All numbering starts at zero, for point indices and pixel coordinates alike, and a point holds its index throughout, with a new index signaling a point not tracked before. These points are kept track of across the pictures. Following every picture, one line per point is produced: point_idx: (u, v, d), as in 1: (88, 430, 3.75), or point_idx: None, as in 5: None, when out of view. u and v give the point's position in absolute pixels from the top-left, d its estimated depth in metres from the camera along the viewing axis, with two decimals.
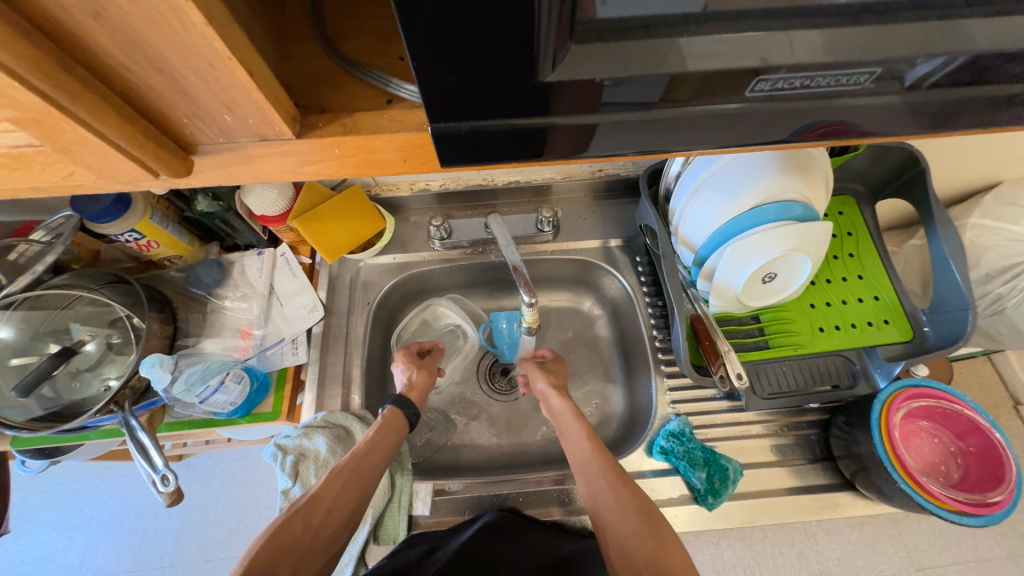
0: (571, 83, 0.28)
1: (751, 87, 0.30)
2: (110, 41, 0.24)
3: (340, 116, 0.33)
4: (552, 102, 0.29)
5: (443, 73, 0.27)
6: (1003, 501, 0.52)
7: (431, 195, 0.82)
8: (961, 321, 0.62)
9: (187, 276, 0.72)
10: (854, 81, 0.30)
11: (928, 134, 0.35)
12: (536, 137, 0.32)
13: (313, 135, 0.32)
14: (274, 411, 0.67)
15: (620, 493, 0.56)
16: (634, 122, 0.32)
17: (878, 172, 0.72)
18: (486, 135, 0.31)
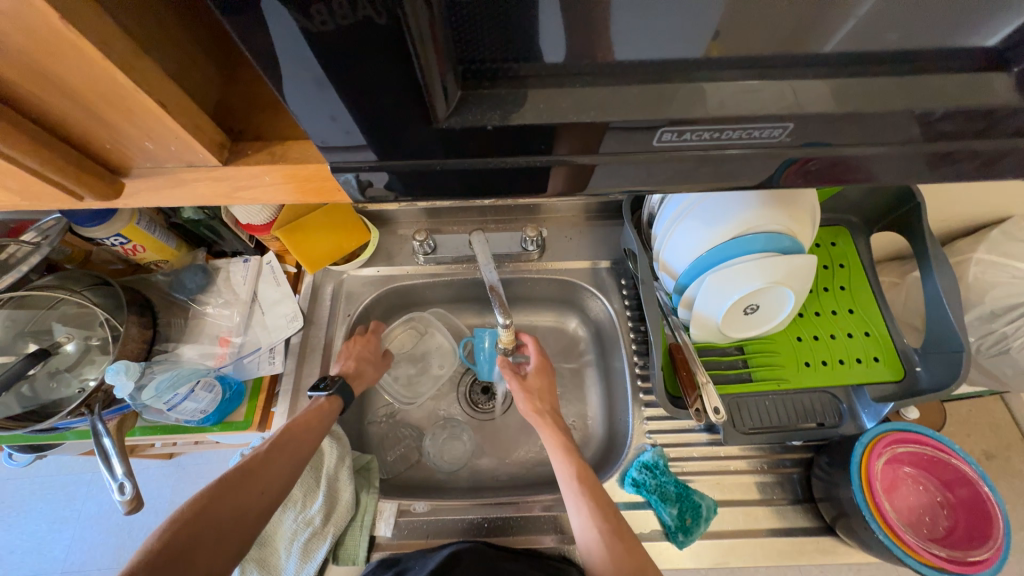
0: (464, 121, 0.29)
1: (658, 138, 0.30)
2: (17, 71, 0.25)
3: (270, 144, 0.33)
4: (447, 144, 0.30)
5: (345, 112, 0.28)
6: (990, 559, 0.49)
7: (418, 210, 0.82)
8: (955, 363, 0.59)
9: (172, 282, 0.73)
10: (775, 133, 0.30)
11: (891, 176, 0.34)
12: (441, 179, 0.33)
13: (240, 161, 0.33)
14: (246, 420, 0.67)
15: (610, 534, 0.53)
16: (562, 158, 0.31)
17: (872, 204, 0.70)
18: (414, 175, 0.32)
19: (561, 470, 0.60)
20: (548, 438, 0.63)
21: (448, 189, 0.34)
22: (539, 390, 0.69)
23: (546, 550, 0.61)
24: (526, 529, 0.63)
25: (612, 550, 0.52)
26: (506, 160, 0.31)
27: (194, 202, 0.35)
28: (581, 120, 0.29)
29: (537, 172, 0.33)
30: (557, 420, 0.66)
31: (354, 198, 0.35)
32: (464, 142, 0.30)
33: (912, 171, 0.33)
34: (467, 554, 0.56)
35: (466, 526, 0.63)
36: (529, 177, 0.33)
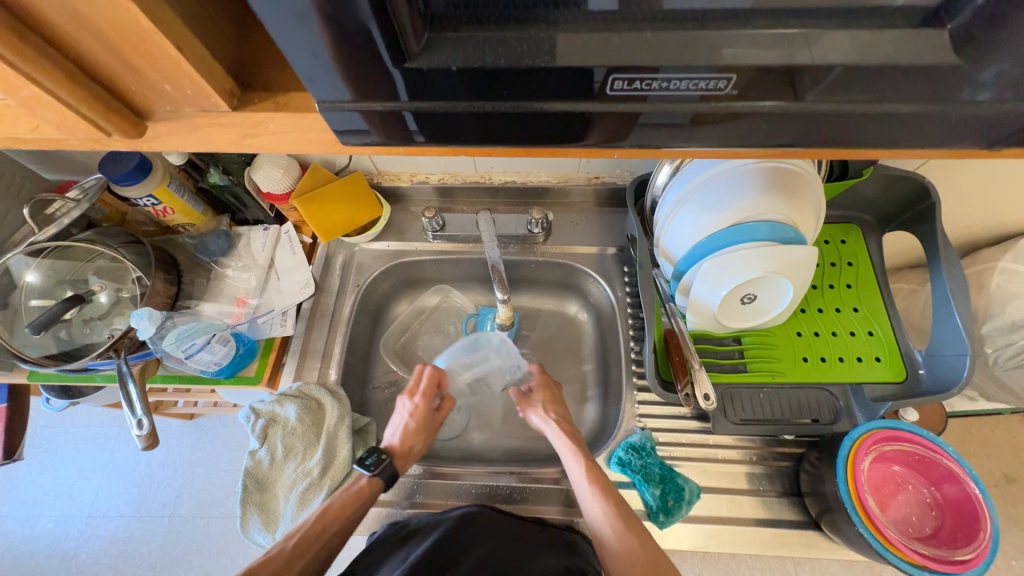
0: (433, 66, 0.28)
1: (608, 86, 0.29)
2: (56, 10, 0.28)
3: (275, 94, 0.36)
4: (422, 89, 0.29)
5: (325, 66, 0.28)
6: (971, 561, 0.49)
7: (430, 188, 0.84)
8: (958, 367, 0.58)
9: (197, 244, 0.78)
10: (721, 84, 0.29)
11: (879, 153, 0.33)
12: (423, 123, 0.32)
13: (247, 109, 0.35)
14: (256, 375, 0.71)
15: (631, 538, 0.54)
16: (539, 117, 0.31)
17: (888, 201, 0.68)
18: (391, 125, 0.32)
19: (577, 476, 0.60)
20: (560, 441, 0.63)
21: (433, 135, 0.33)
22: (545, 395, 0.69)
23: (552, 520, 0.63)
24: (514, 498, 0.65)
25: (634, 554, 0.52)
26: (478, 107, 0.30)
27: (207, 148, 0.38)
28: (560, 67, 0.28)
29: (523, 128, 0.32)
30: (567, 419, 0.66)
31: (343, 140, 0.33)
32: (439, 87, 0.29)
33: (903, 145, 0.32)
34: (480, 517, 0.59)
35: (458, 489, 0.66)
36: (522, 134, 0.33)
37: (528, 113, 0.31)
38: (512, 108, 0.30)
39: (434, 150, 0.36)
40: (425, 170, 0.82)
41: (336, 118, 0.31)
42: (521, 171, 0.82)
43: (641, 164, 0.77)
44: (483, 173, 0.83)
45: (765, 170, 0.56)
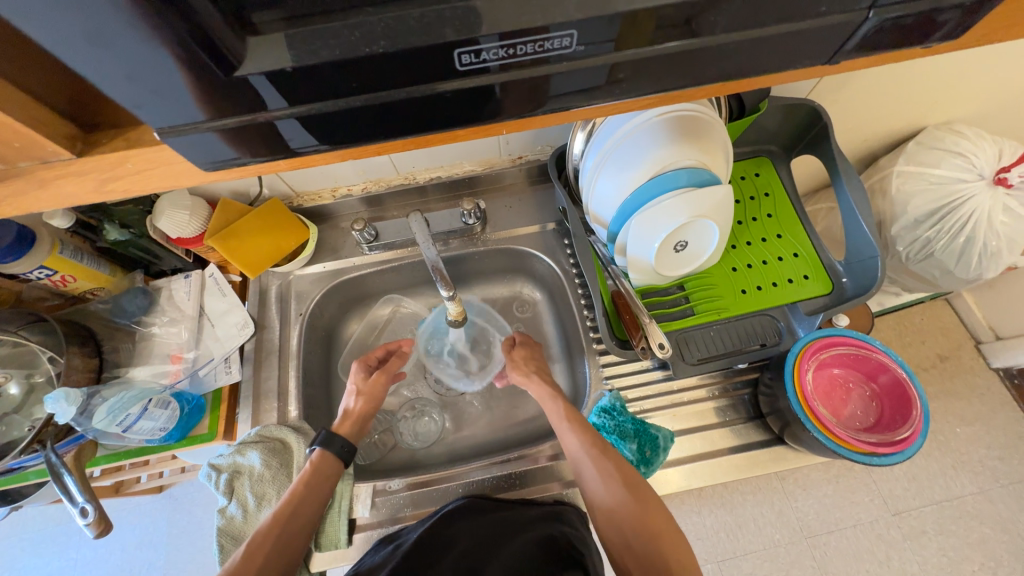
0: (267, 69, 0.25)
1: (456, 62, 0.27)
2: None
3: (124, 131, 0.32)
4: (275, 95, 0.27)
5: (145, 91, 0.25)
6: (911, 438, 0.54)
7: (355, 200, 0.82)
8: (872, 268, 0.63)
9: (112, 308, 0.71)
10: (563, 42, 0.27)
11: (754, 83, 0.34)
12: (296, 129, 0.29)
13: (96, 153, 0.32)
14: (210, 431, 0.67)
15: (610, 473, 0.55)
16: (409, 106, 0.29)
17: (788, 130, 0.72)
18: (247, 136, 0.29)
19: (556, 418, 0.62)
20: (538, 389, 0.66)
21: (321, 140, 0.31)
22: (534, 364, 0.70)
23: (543, 498, 0.64)
24: (503, 486, 0.66)
25: (612, 484, 0.54)
26: (335, 105, 0.28)
27: (66, 203, 0.34)
28: (409, 47, 0.26)
29: (419, 117, 0.30)
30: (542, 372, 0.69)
31: (202, 167, 0.31)
32: (304, 86, 0.27)
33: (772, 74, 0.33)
34: (471, 511, 0.60)
35: (446, 492, 0.66)
36: (411, 126, 0.31)
37: (432, 94, 0.28)
38: (415, 93, 0.28)
39: (325, 157, 0.34)
40: (345, 182, 0.79)
41: (180, 144, 0.29)
42: (444, 165, 0.80)
43: (559, 135, 0.77)
44: (406, 175, 0.80)
45: (670, 120, 0.58)
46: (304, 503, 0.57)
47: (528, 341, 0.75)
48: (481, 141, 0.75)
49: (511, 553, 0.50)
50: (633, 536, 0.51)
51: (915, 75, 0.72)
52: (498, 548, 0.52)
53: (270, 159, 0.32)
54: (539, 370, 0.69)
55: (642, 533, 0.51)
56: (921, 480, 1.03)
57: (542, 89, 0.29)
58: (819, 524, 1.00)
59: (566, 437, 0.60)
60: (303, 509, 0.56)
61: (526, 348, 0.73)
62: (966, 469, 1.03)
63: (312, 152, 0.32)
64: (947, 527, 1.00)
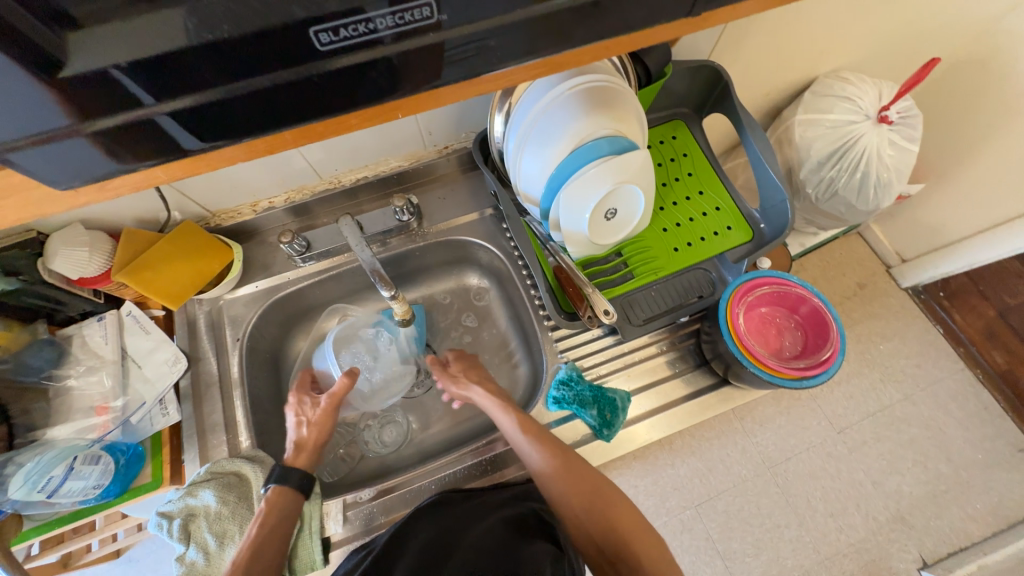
0: (98, 68, 0.24)
1: (316, 41, 0.26)
2: None
3: None
4: (147, 90, 0.26)
5: None
6: (831, 357, 0.60)
7: (280, 212, 0.78)
8: (784, 211, 0.68)
9: (15, 366, 0.62)
10: (423, 12, 0.26)
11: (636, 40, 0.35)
12: (181, 128, 0.28)
13: None
14: (155, 479, 0.63)
15: (568, 474, 0.57)
16: (275, 93, 0.28)
17: (695, 91, 0.76)
18: (100, 145, 0.27)
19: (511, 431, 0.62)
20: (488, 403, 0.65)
21: (211, 138, 0.29)
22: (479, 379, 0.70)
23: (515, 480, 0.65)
24: (476, 473, 0.66)
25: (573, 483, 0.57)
26: (193, 101, 0.27)
27: None
28: (258, 31, 0.25)
29: (309, 102, 0.29)
30: (489, 383, 0.68)
31: (60, 187, 0.29)
32: (179, 76, 0.26)
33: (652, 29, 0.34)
34: (441, 504, 0.60)
35: (419, 492, 0.65)
36: (289, 115, 0.29)
37: (322, 74, 0.28)
38: (302, 75, 0.27)
39: (235, 153, 0.32)
40: (265, 195, 0.75)
41: (43, 156, 0.27)
42: (370, 164, 0.78)
43: (481, 119, 0.77)
44: (330, 179, 0.77)
45: (580, 92, 0.59)
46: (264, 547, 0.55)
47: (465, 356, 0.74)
48: (401, 134, 0.73)
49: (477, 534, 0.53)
50: (596, 530, 0.55)
51: (798, 28, 0.77)
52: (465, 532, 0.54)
53: (138, 170, 0.30)
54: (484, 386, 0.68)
55: (605, 525, 0.55)
56: (857, 396, 1.14)
57: (427, 63, 0.29)
58: (778, 453, 1.09)
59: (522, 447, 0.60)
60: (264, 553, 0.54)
61: (463, 362, 0.72)
62: (892, 380, 1.16)
63: (203, 154, 0.31)
64: (883, 434, 1.12)
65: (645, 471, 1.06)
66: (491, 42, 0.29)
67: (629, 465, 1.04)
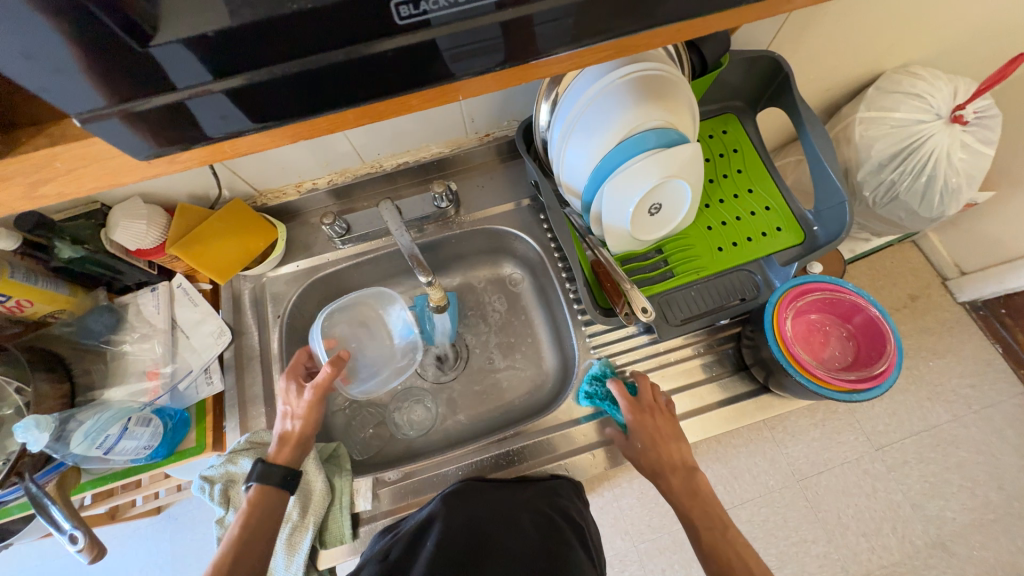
0: (185, 38, 0.24)
1: (396, 14, 0.26)
2: None
3: (49, 127, 0.30)
4: (205, 67, 0.25)
5: (51, 71, 0.23)
6: (886, 371, 0.56)
7: (323, 194, 0.79)
8: (841, 213, 0.64)
9: (77, 328, 0.68)
10: None
11: (714, 21, 0.33)
12: (228, 106, 0.28)
13: (19, 153, 0.29)
14: (199, 444, 0.66)
15: None
16: (349, 67, 0.28)
17: (751, 84, 0.72)
18: (178, 116, 0.28)
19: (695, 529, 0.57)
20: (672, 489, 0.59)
21: (256, 118, 0.29)
22: (662, 449, 0.60)
23: (538, 474, 0.65)
24: (500, 464, 0.67)
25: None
26: (271, 74, 0.27)
27: None
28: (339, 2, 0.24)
29: (360, 83, 0.29)
30: (682, 467, 0.60)
31: (136, 156, 0.29)
32: (232, 55, 0.25)
33: (731, 9, 0.32)
34: (466, 492, 0.60)
35: (446, 477, 0.66)
36: (357, 93, 0.29)
37: (368, 56, 0.27)
38: (349, 56, 0.27)
39: (277, 136, 0.32)
40: (309, 176, 0.76)
41: (119, 128, 0.27)
42: (411, 149, 0.78)
43: (525, 107, 0.76)
44: (372, 163, 0.78)
45: (634, 81, 0.57)
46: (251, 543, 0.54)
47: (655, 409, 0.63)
48: (444, 120, 0.73)
49: (510, 540, 0.55)
50: None
51: (870, 18, 0.72)
52: (496, 535, 0.55)
53: (210, 143, 0.30)
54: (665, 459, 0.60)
55: None
56: (900, 413, 1.08)
57: (478, 46, 0.29)
58: (810, 466, 1.05)
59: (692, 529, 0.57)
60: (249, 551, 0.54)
61: (663, 427, 0.62)
62: (941, 400, 1.09)
63: (267, 129, 0.31)
64: (928, 455, 1.05)
65: None
66: (550, 25, 0.29)
67: None
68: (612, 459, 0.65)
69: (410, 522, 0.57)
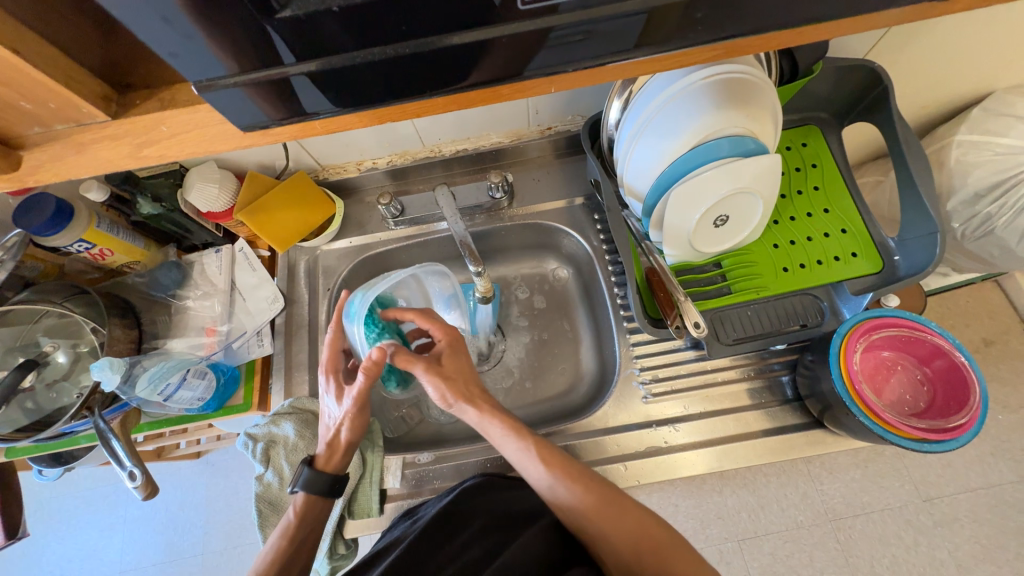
0: (308, 13, 0.24)
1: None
2: None
3: (158, 91, 0.31)
4: (297, 47, 0.26)
5: (179, 38, 0.24)
6: (967, 424, 0.52)
7: (380, 173, 0.80)
8: (931, 245, 0.58)
9: (148, 281, 0.73)
10: None
11: (834, 23, 0.31)
12: (319, 88, 0.28)
13: (129, 113, 0.31)
14: (245, 402, 0.69)
15: (604, 508, 0.51)
16: (457, 49, 0.27)
17: (843, 96, 0.67)
18: (283, 91, 0.28)
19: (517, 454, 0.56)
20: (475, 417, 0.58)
21: (346, 100, 0.30)
22: (466, 383, 0.60)
23: None
24: None
25: (618, 517, 0.50)
26: (379, 53, 0.27)
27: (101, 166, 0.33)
28: None
29: (434, 73, 0.29)
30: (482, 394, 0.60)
31: (237, 125, 0.30)
32: (322, 35, 0.26)
33: (857, 11, 0.29)
34: (487, 489, 0.59)
35: (473, 466, 0.66)
36: (453, 77, 0.29)
37: (442, 49, 0.27)
38: (417, 48, 0.27)
39: (356, 119, 0.33)
40: (370, 155, 0.78)
41: (230, 99, 0.28)
42: (471, 137, 0.78)
43: (593, 103, 0.73)
44: (431, 147, 0.78)
45: (717, 84, 0.54)
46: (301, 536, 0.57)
47: (454, 346, 0.62)
48: (509, 110, 0.72)
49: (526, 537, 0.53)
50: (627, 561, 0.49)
51: (989, 31, 0.64)
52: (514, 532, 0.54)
53: (306, 119, 0.31)
54: (476, 393, 0.60)
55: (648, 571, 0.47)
56: (957, 466, 0.99)
57: (544, 44, 0.28)
58: (847, 507, 0.98)
59: (528, 466, 0.55)
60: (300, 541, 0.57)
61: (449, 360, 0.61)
62: (1006, 457, 0.99)
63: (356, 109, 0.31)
64: (982, 514, 0.96)
65: (691, 493, 1.00)
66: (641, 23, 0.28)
67: (676, 484, 0.99)
68: (645, 474, 0.63)
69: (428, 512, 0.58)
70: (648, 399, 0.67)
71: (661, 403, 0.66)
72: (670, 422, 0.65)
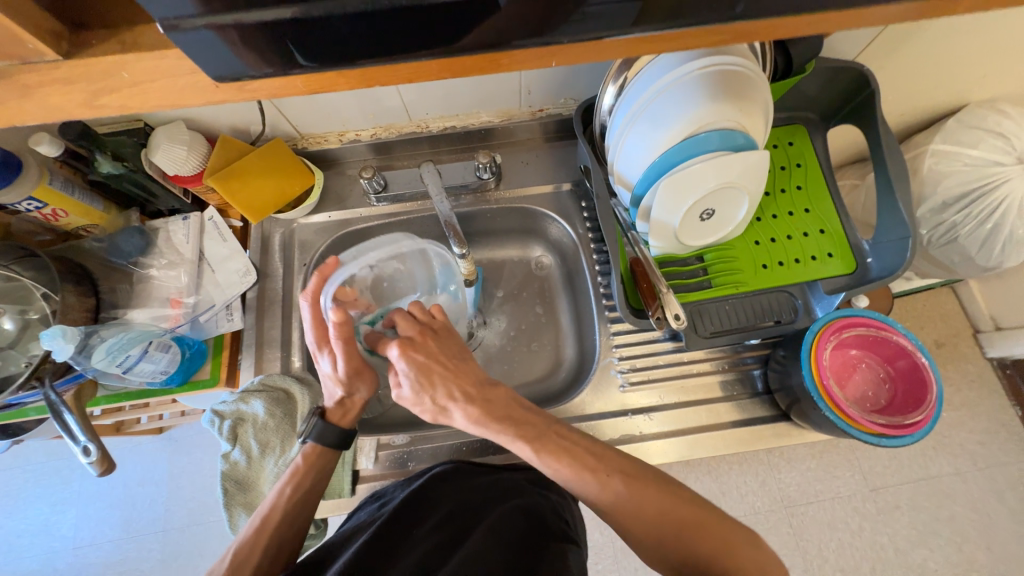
0: None
1: None
2: None
3: (120, 31, 0.29)
4: None
5: None
6: (922, 421, 0.55)
7: (363, 146, 0.77)
8: (902, 249, 0.60)
9: (108, 246, 0.68)
10: None
11: (838, 17, 0.30)
12: (301, 39, 0.26)
13: (87, 54, 0.28)
14: (212, 377, 0.67)
15: (636, 492, 0.50)
16: (455, 5, 0.26)
17: (829, 98, 0.68)
18: (265, 40, 0.26)
19: (524, 451, 0.53)
20: (465, 420, 0.55)
21: (331, 56, 0.28)
22: (443, 382, 0.56)
23: (533, 464, 0.65)
24: (501, 448, 0.67)
25: (637, 505, 0.49)
26: (369, 4, 0.25)
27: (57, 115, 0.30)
28: None
29: (424, 33, 0.27)
30: (479, 391, 0.56)
31: (214, 75, 0.28)
32: None
33: (860, 5, 0.29)
34: (456, 475, 0.60)
35: (446, 447, 0.66)
36: (447, 40, 0.28)
37: (430, 6, 0.25)
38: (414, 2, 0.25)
39: (345, 81, 0.31)
40: (353, 126, 0.74)
41: (200, 43, 0.26)
42: (460, 114, 0.75)
43: (587, 86, 0.72)
44: (418, 122, 0.76)
45: (713, 75, 0.54)
46: (306, 498, 0.57)
47: (413, 344, 0.57)
48: (502, 88, 0.70)
49: (497, 518, 0.53)
50: (673, 538, 0.47)
51: (971, 44, 0.66)
52: (486, 514, 0.54)
53: (285, 75, 0.29)
54: (460, 392, 0.56)
55: (699, 552, 0.46)
56: (902, 458, 1.04)
57: (547, 11, 0.27)
58: (800, 495, 1.04)
59: (540, 462, 0.53)
60: (307, 503, 0.57)
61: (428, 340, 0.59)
62: (948, 452, 1.05)
63: (342, 68, 0.29)
64: (921, 503, 1.02)
65: None
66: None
67: None
68: None
69: (399, 497, 0.57)
70: (625, 387, 0.67)
71: (638, 392, 0.67)
72: (645, 411, 0.66)
